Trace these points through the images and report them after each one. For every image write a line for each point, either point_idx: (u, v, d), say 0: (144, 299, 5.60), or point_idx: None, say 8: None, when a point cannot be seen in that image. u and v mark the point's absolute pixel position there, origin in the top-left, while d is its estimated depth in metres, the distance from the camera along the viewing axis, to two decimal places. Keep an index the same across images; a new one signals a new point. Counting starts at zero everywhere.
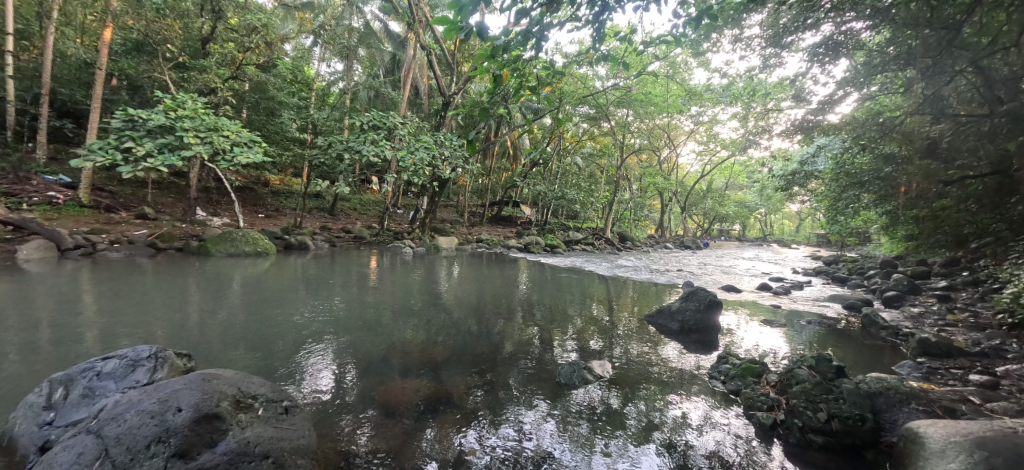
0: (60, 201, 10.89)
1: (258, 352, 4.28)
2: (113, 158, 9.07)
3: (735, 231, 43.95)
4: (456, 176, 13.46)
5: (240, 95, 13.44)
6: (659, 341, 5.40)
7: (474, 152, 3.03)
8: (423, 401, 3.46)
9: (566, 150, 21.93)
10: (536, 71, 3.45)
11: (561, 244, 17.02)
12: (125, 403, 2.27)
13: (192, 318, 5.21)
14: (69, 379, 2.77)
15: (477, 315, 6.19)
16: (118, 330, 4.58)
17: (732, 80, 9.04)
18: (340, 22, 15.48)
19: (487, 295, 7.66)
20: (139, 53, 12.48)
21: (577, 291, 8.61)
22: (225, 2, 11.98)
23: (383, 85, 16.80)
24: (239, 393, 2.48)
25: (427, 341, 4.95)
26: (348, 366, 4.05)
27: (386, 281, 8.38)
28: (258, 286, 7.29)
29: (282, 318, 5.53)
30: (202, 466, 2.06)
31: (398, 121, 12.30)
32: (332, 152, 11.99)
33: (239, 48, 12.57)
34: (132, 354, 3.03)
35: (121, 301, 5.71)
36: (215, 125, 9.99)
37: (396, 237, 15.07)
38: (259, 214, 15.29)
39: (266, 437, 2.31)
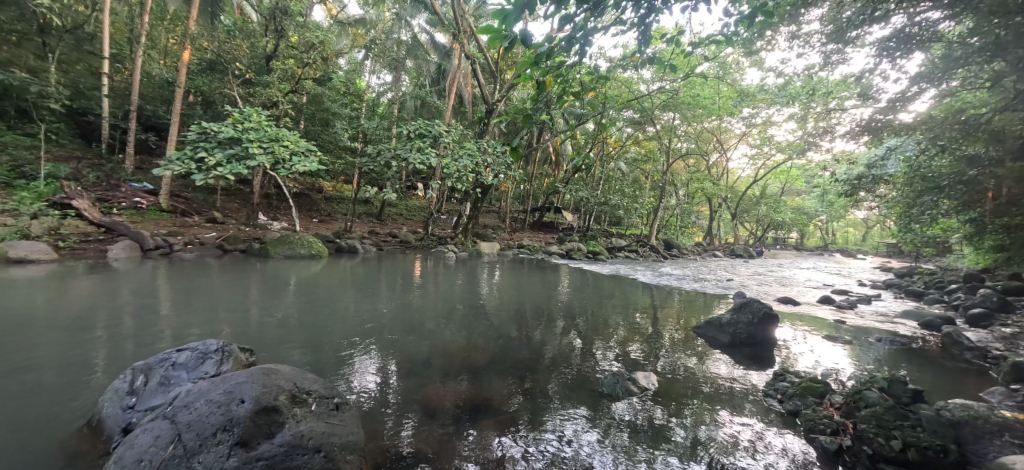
0: (144, 206, 12.05)
1: (311, 349, 4.51)
2: (188, 168, 9.92)
3: (793, 239, 41.30)
4: (498, 182, 13.59)
5: (299, 107, 14.33)
6: (708, 353, 5.16)
7: (517, 159, 3.04)
8: (465, 404, 3.51)
9: (609, 155, 21.59)
10: (579, 77, 3.41)
11: (603, 251, 16.74)
12: (194, 393, 2.45)
13: (252, 315, 5.57)
14: (149, 368, 3.05)
15: (517, 321, 6.22)
16: (190, 324, 4.99)
17: (788, 79, 8.53)
18: (389, 37, 16.21)
19: (528, 301, 7.66)
20: (212, 72, 13.66)
21: (620, 299, 8.41)
22: (287, 21, 12.86)
23: (429, 94, 17.34)
24: (294, 387, 2.61)
25: (468, 345, 5.02)
26: (392, 367, 4.16)
27: (429, 285, 8.61)
28: (312, 287, 7.70)
29: (332, 317, 5.82)
30: (260, 456, 2.19)
31: (443, 129, 12.63)
32: (381, 160, 12.49)
33: (299, 63, 13.44)
34: (202, 347, 3.28)
35: (193, 298, 6.21)
36: (276, 136, 10.73)
37: (439, 242, 15.42)
38: (313, 218, 16.19)
39: (318, 431, 2.42)
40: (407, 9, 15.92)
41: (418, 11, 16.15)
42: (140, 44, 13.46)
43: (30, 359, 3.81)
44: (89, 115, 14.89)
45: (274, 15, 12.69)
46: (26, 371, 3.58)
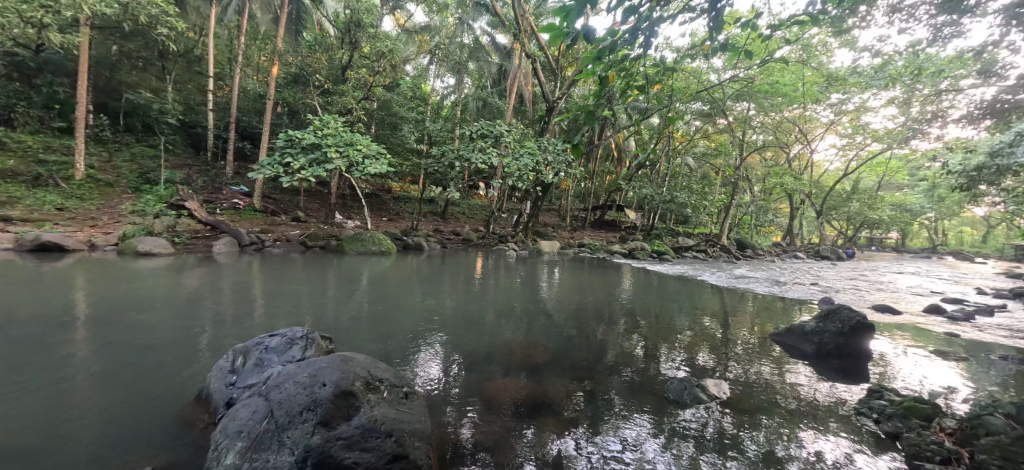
0: (241, 206, 13.52)
1: (381, 340, 4.81)
2: (277, 172, 10.99)
3: (892, 240, 36.68)
4: (559, 180, 13.50)
5: (370, 113, 15.26)
6: (788, 363, 4.76)
7: (578, 157, 2.98)
8: (525, 401, 3.54)
9: (676, 150, 20.61)
10: (647, 68, 3.26)
11: (669, 250, 16.00)
12: (284, 376, 2.70)
13: (330, 307, 6.02)
14: (247, 350, 3.42)
15: (578, 321, 6.16)
16: (278, 313, 5.53)
17: (888, 60, 7.58)
18: (453, 41, 16.77)
19: (588, 301, 7.56)
20: (296, 84, 14.99)
21: (687, 301, 8.01)
22: (360, 34, 13.77)
23: (490, 95, 17.64)
24: (369, 375, 2.79)
25: (527, 342, 5.07)
26: (455, 361, 4.31)
27: (490, 282, 8.79)
28: (381, 281, 8.18)
29: (400, 310, 6.15)
30: (340, 436, 2.35)
31: (504, 129, 12.78)
32: (445, 161, 12.94)
33: (370, 72, 14.31)
34: (290, 333, 3.62)
35: (279, 290, 6.86)
36: (351, 141, 11.49)
37: (500, 241, 15.68)
38: (383, 217, 17.19)
39: (389, 417, 2.57)
40: (469, 12, 16.26)
41: (480, 14, 16.49)
42: (237, 62, 15.09)
43: (152, 338, 4.44)
44: (198, 127, 17.00)
45: (349, 28, 13.59)
46: (150, 348, 4.18)
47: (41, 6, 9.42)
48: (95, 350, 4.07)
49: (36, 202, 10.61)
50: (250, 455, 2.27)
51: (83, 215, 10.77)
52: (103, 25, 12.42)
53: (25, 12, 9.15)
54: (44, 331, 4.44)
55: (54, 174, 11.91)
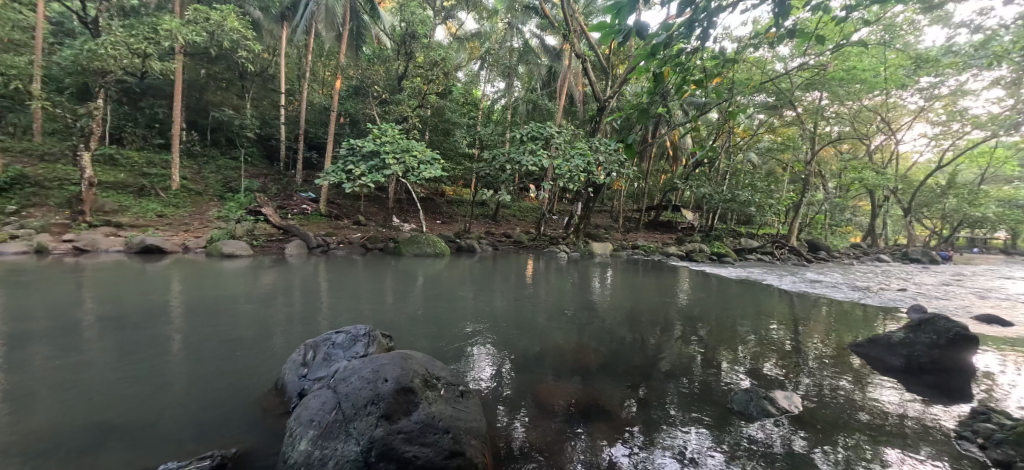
0: (309, 212, 14.54)
1: (436, 339, 4.97)
2: (341, 178, 11.72)
3: (1000, 240, 32.08)
4: (611, 181, 13.22)
5: (424, 120, 15.82)
6: (871, 377, 4.32)
7: (632, 157, 2.73)
8: (578, 405, 3.50)
9: (738, 146, 19.42)
10: (704, 62, 3.10)
11: (730, 252, 15.12)
12: (350, 371, 2.86)
13: (388, 306, 6.31)
14: (316, 346, 3.67)
15: (632, 325, 6.00)
16: (341, 311, 5.89)
17: (992, 36, 6.65)
18: (503, 45, 16.98)
19: (642, 304, 7.34)
20: (357, 96, 15.90)
21: (752, 306, 7.52)
22: (415, 44, 14.33)
23: (540, 97, 17.64)
24: (427, 372, 2.89)
25: (579, 345, 5.01)
26: (506, 362, 4.35)
27: (541, 284, 8.80)
28: (436, 282, 8.45)
29: (453, 310, 6.33)
30: (400, 430, 2.46)
31: (554, 130, 12.73)
32: (496, 164, 13.11)
33: (424, 81, 14.84)
34: (354, 331, 3.84)
35: (342, 289, 7.30)
36: (407, 148, 11.97)
37: (551, 243, 15.62)
38: (437, 220, 17.74)
39: (446, 414, 2.65)
40: (519, 16, 16.37)
41: (530, 17, 16.54)
42: (305, 78, 16.24)
43: (234, 332, 4.89)
44: (272, 140, 18.51)
45: (404, 40, 14.21)
46: (233, 341, 4.60)
47: (145, 39, 10.77)
48: (188, 342, 4.56)
49: (142, 210, 12.11)
50: (320, 443, 2.43)
51: (178, 221, 12.13)
52: (194, 52, 13.95)
53: (132, 45, 10.51)
54: (146, 324, 5.03)
55: (156, 185, 13.52)
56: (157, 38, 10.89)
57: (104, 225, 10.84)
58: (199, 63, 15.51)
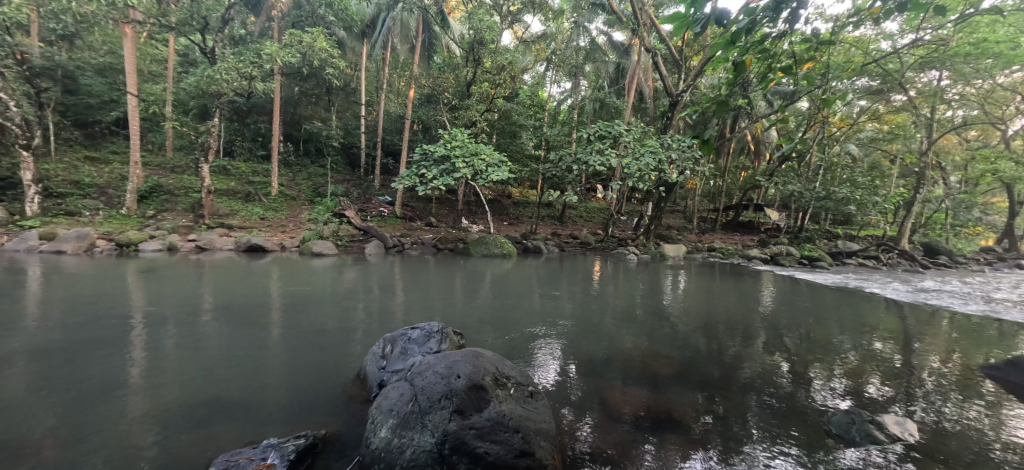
0: (386, 214, 15.52)
1: (503, 337, 5.05)
2: (415, 182, 12.37)
3: None
4: (684, 179, 12.54)
5: (492, 123, 16.17)
6: (1009, 406, 3.64)
7: (710, 153, 2.52)
8: (649, 413, 3.36)
9: (833, 137, 17.44)
10: (794, 47, 2.81)
11: (824, 256, 13.62)
12: (425, 365, 3.00)
13: (457, 304, 6.54)
14: (394, 340, 3.90)
15: (707, 332, 5.65)
16: (414, 308, 6.21)
17: None
18: (569, 45, 16.83)
19: (719, 310, 6.87)
20: (430, 103, 16.70)
21: (851, 317, 6.72)
22: (482, 50, 14.70)
23: (608, 95, 17.21)
24: (497, 371, 2.94)
25: (650, 351, 4.80)
26: (573, 364, 4.30)
27: (609, 286, 8.60)
28: (503, 282, 8.61)
29: (519, 310, 6.40)
30: (472, 425, 2.52)
31: (623, 128, 12.34)
32: (563, 165, 13.02)
33: (492, 85, 15.17)
34: (428, 327, 4.03)
35: (416, 287, 7.70)
36: (475, 151, 12.31)
37: (620, 244, 15.19)
38: (504, 222, 18.04)
39: (516, 414, 2.68)
40: (586, 14, 16.12)
41: (597, 13, 16.22)
42: (383, 89, 17.36)
43: (322, 324, 5.37)
44: (354, 148, 20.00)
45: (473, 47, 14.62)
46: (321, 332, 5.07)
47: (251, 63, 12.24)
48: (284, 331, 5.09)
49: (247, 214, 13.72)
50: (399, 431, 2.57)
51: (276, 223, 13.56)
52: (289, 72, 15.54)
53: (241, 69, 11.97)
54: (250, 315, 5.70)
55: (258, 191, 15.25)
56: (260, 61, 12.30)
57: (218, 226, 12.44)
58: (293, 81, 17.24)
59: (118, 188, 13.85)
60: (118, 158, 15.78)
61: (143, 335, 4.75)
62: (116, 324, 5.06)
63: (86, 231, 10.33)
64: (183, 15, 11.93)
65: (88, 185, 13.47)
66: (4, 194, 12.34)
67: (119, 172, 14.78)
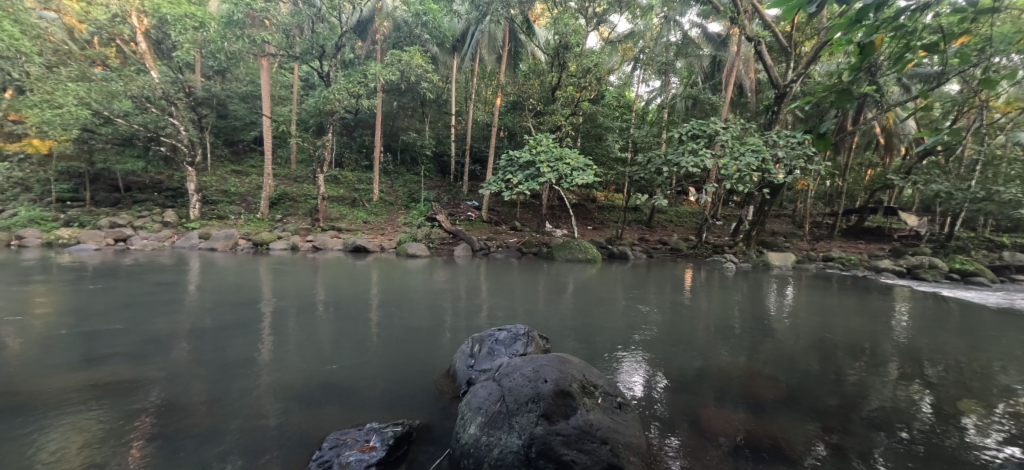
0: (473, 218, 16.19)
1: (588, 344, 4.97)
2: (501, 187, 12.75)
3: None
4: (793, 179, 11.22)
5: (576, 127, 16.05)
6: None
7: (826, 149, 2.17)
8: (751, 439, 3.04)
9: (995, 125, 14.34)
10: (941, 19, 2.33)
11: (983, 270, 11.21)
12: (512, 367, 3.05)
13: (540, 309, 6.59)
14: (482, 340, 4.03)
15: (820, 352, 4.99)
16: (498, 310, 6.38)
17: None
18: (659, 42, 16.07)
19: (837, 330, 6.01)
20: (516, 110, 17.12)
21: (1023, 347, 5.44)
22: (567, 55, 14.68)
23: (703, 91, 16.07)
24: (584, 379, 2.89)
25: (751, 370, 4.36)
26: (661, 377, 4.09)
27: (702, 296, 8.01)
28: (586, 288, 8.48)
29: (603, 317, 6.26)
30: (559, 431, 2.50)
31: (719, 126, 11.42)
32: (651, 167, 12.45)
33: (577, 89, 15.07)
34: (514, 330, 4.11)
35: (499, 290, 7.92)
36: (560, 155, 12.27)
37: (715, 251, 14.07)
38: (588, 226, 17.77)
39: (604, 424, 2.61)
40: (677, 8, 15.29)
41: (689, 6, 15.30)
42: (471, 99, 18.15)
43: (414, 322, 5.75)
44: (445, 156, 21.19)
45: (558, 52, 14.62)
46: (413, 329, 5.44)
47: (358, 83, 13.63)
48: (381, 325, 5.55)
49: (353, 218, 15.26)
50: (487, 430, 2.63)
51: (377, 226, 14.88)
52: (389, 88, 16.99)
53: (350, 89, 13.39)
54: (353, 310, 6.30)
55: (363, 198, 16.88)
56: (366, 80, 13.64)
57: (330, 229, 14.01)
58: (393, 97, 18.78)
59: (254, 195, 16.27)
60: (255, 171, 18.59)
61: (269, 322, 5.50)
62: (250, 311, 5.93)
63: (232, 232, 12.33)
64: (306, 45, 13.88)
65: (234, 193, 16.08)
66: (176, 201, 15.24)
67: (256, 182, 17.41)
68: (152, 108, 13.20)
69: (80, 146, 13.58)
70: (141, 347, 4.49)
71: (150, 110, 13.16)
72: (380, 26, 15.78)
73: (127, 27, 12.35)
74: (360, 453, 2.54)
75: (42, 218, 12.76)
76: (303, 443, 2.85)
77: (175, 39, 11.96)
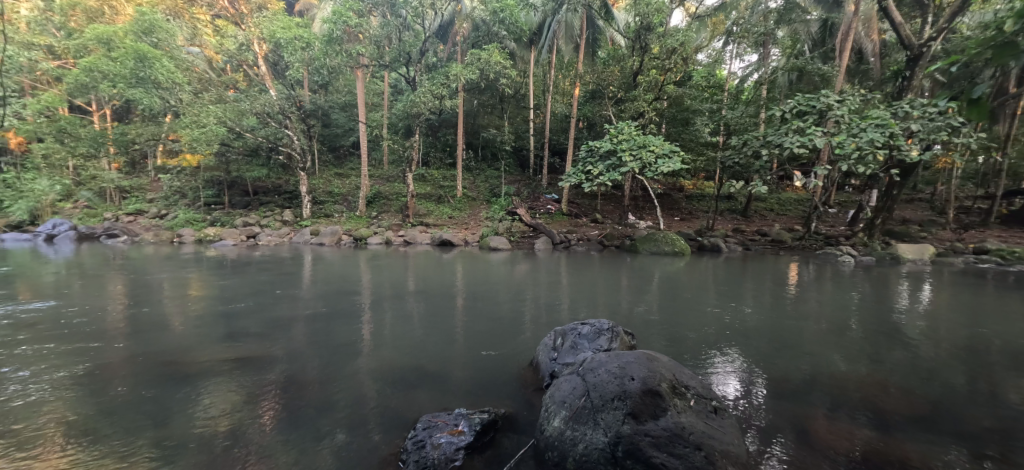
0: (554, 211, 16.16)
1: (677, 342, 4.71)
2: (581, 179, 12.52)
3: None
4: (931, 157, 9.45)
5: (661, 112, 15.17)
6: None
7: (982, 118, 1.78)
8: (876, 458, 2.66)
9: None
10: None
11: None
12: (597, 363, 2.98)
13: (624, 303, 6.37)
14: (565, 333, 4.02)
15: (970, 364, 4.18)
16: (580, 304, 6.30)
17: None
18: (756, 11, 14.50)
19: (995, 337, 4.98)
20: (595, 99, 16.68)
21: None
22: (650, 36, 13.91)
23: (811, 61, 14.19)
24: (674, 379, 2.75)
25: (875, 380, 3.80)
26: (762, 381, 3.73)
27: (811, 293, 7.15)
28: (674, 282, 8.03)
29: (693, 314, 5.86)
30: (648, 432, 2.41)
31: (832, 99, 10.00)
32: (747, 150, 11.32)
33: (661, 71, 14.21)
34: (598, 324, 4.04)
35: (581, 283, 7.81)
36: (643, 143, 11.69)
37: (827, 243, 12.45)
38: (675, 217, 16.77)
39: (698, 429, 2.46)
40: None
41: None
42: (549, 92, 18.04)
43: (497, 313, 5.91)
44: (524, 150, 21.38)
45: (639, 34, 13.95)
46: (496, 320, 5.60)
47: (441, 85, 14.29)
48: (466, 316, 5.80)
49: (439, 214, 16.12)
50: (572, 424, 2.62)
51: (461, 221, 15.53)
52: (470, 88, 17.54)
53: (434, 91, 14.09)
54: (441, 300, 6.67)
55: (448, 195, 17.73)
56: (448, 82, 14.24)
57: (420, 224, 14.95)
58: (473, 95, 19.37)
59: (354, 195, 17.91)
60: (354, 173, 20.46)
61: (368, 310, 6.04)
62: (353, 300, 6.58)
63: (336, 228, 13.72)
64: (394, 54, 14.76)
65: (337, 194, 17.86)
66: (292, 202, 17.37)
67: (355, 182, 19.15)
68: (272, 122, 15.16)
69: (220, 159, 16.09)
70: (268, 328, 5.22)
71: (270, 124, 15.13)
72: (460, 28, 16.36)
73: (250, 53, 14.30)
74: (451, 436, 2.68)
75: (194, 219, 15.40)
76: (399, 421, 3.10)
77: (288, 59, 13.56)
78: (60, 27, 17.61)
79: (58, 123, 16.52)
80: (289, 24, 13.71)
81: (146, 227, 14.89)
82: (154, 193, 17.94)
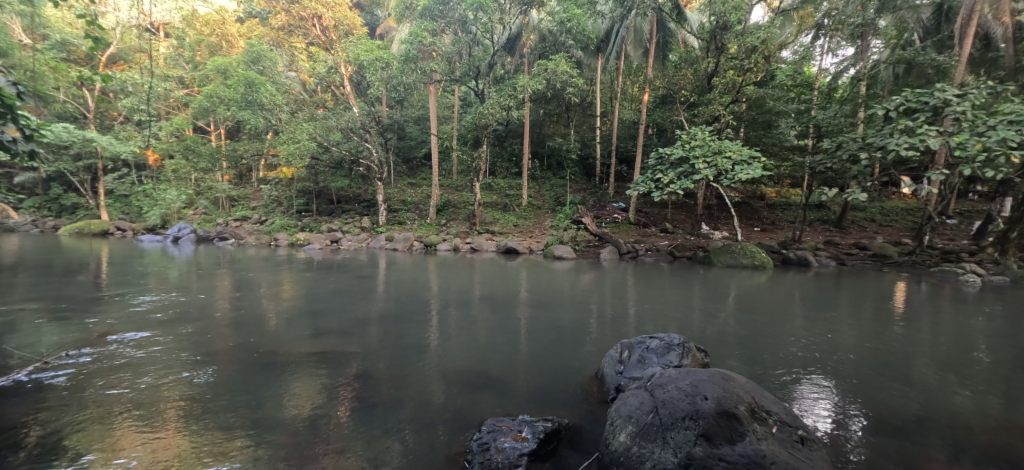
0: (620, 220, 15.77)
1: (758, 363, 4.35)
2: (650, 187, 12.08)
3: None
4: None
5: (739, 116, 14.23)
6: None
7: None
8: None
9: None
10: None
11: None
12: (666, 379, 2.85)
13: (697, 319, 6.01)
14: (631, 346, 3.90)
15: None
16: (648, 317, 6.05)
17: None
18: None
19: None
20: (666, 104, 16.07)
21: None
22: (727, 36, 13.15)
23: (921, 52, 12.53)
24: (754, 402, 2.55)
25: (1008, 422, 3.22)
26: (859, 413, 3.33)
27: (922, 315, 6.24)
28: (753, 298, 7.44)
29: (775, 333, 5.38)
30: (723, 457, 2.25)
31: (950, 94, 8.74)
32: (842, 153, 10.23)
33: (739, 72, 13.35)
34: (668, 339, 3.87)
35: (649, 296, 7.52)
36: (719, 149, 11.04)
37: (944, 259, 10.82)
38: (755, 228, 15.56)
39: (781, 458, 2.26)
40: None
41: None
42: (616, 99, 17.73)
43: (560, 322, 5.86)
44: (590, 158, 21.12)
45: (715, 34, 13.26)
46: (560, 329, 5.55)
47: (509, 95, 14.63)
48: (529, 324, 5.84)
49: (505, 222, 16.40)
50: (639, 441, 2.53)
51: (526, 230, 15.69)
52: (536, 98, 17.75)
53: (501, 102, 14.47)
54: (505, 307, 6.76)
55: (513, 203, 18.02)
56: (515, 92, 14.54)
57: (485, 232, 15.35)
58: (540, 105, 19.57)
59: (424, 203, 18.84)
60: (425, 182, 21.52)
61: (436, 314, 6.31)
62: (422, 303, 6.91)
63: (408, 235, 14.69)
64: (465, 68, 15.42)
65: (410, 202, 18.89)
66: (369, 210, 18.68)
67: (426, 191, 20.14)
68: (354, 137, 16.48)
69: (310, 171, 17.80)
70: (347, 326, 5.64)
71: (353, 138, 16.46)
72: (528, 40, 16.66)
73: (337, 75, 15.72)
74: (514, 441, 2.72)
75: (288, 225, 17.13)
76: (463, 423, 3.19)
77: (370, 78, 14.69)
78: (188, 61, 20.62)
79: (185, 142, 19.27)
80: (371, 46, 14.86)
81: (250, 232, 16.85)
82: (256, 202, 20.24)
